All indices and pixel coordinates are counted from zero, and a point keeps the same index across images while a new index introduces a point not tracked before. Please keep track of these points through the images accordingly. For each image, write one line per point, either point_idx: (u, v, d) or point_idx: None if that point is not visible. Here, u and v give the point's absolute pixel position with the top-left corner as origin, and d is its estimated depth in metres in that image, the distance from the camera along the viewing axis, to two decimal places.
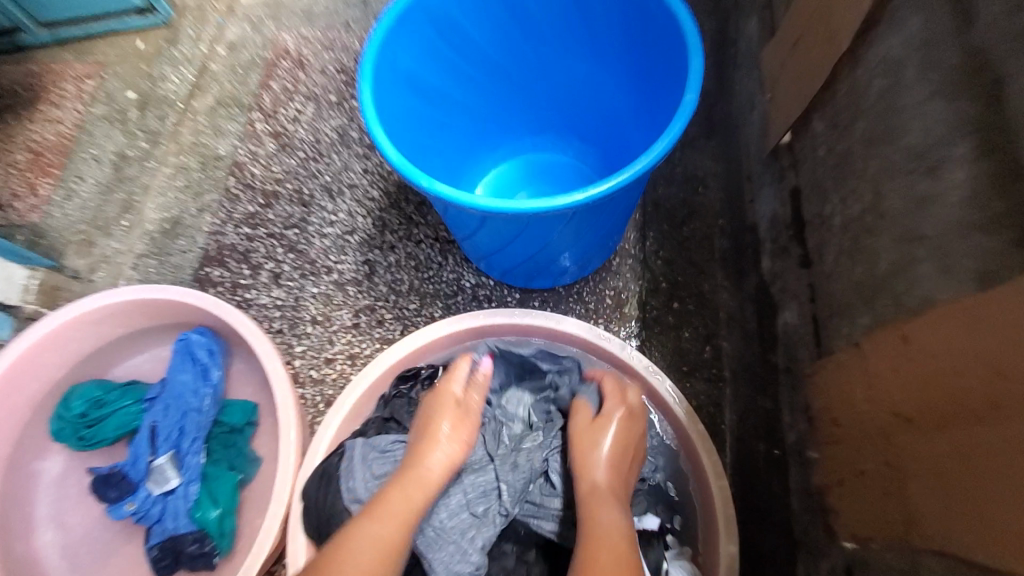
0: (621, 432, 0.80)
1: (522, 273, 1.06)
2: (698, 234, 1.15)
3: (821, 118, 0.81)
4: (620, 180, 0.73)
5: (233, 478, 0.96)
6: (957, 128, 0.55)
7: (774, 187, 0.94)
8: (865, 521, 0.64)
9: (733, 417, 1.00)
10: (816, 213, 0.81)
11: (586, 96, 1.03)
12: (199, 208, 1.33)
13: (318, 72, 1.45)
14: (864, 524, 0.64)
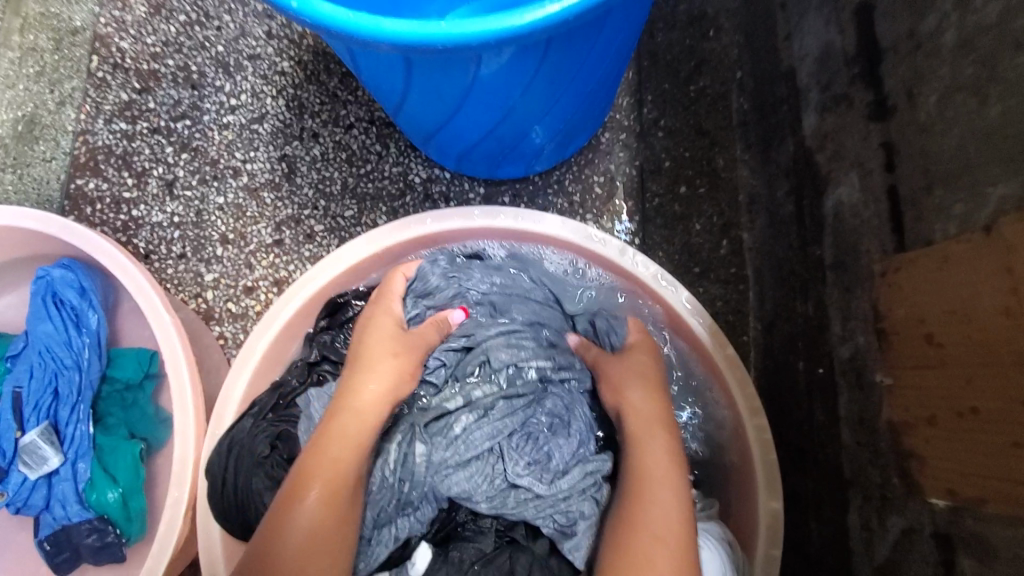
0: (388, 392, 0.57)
1: (481, 158, 0.79)
2: (711, 92, 0.88)
3: None
4: None
5: (134, 450, 0.77)
6: None
7: (826, 7, 0.67)
8: (981, 476, 0.45)
9: (759, 326, 0.80)
10: (901, 35, 0.55)
11: None
12: (57, 100, 1.00)
13: None
14: (979, 480, 0.45)
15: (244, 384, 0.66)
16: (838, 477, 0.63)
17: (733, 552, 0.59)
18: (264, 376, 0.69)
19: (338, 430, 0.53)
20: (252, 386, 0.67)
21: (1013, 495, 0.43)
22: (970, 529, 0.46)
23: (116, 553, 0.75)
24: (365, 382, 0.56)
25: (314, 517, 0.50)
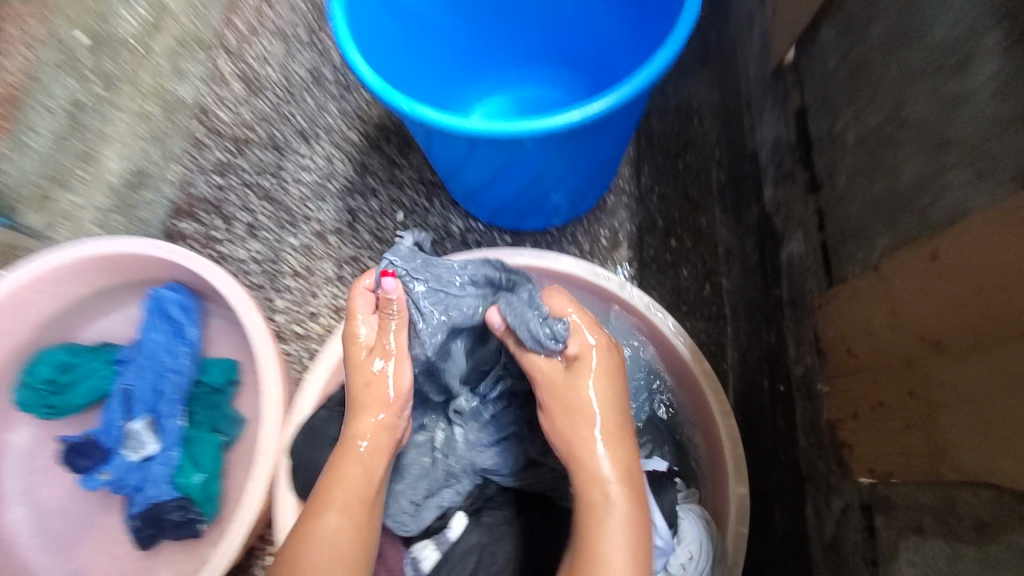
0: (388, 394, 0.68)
1: (512, 212, 0.99)
2: (696, 167, 1.09)
3: (832, 25, 0.75)
4: (614, 101, 0.66)
5: (216, 441, 0.94)
6: (996, 15, 0.50)
7: (776, 107, 0.89)
8: (887, 453, 0.60)
9: (736, 356, 0.96)
10: (824, 132, 0.75)
11: (581, 19, 0.92)
12: (165, 158, 1.23)
13: (285, 7, 1.32)
14: (885, 455, 0.60)
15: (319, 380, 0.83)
16: (797, 473, 0.78)
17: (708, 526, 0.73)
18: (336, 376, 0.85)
19: (360, 430, 0.67)
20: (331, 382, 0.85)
21: (908, 466, 0.57)
22: (879, 494, 0.61)
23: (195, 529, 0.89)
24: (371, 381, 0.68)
25: (350, 499, 0.63)
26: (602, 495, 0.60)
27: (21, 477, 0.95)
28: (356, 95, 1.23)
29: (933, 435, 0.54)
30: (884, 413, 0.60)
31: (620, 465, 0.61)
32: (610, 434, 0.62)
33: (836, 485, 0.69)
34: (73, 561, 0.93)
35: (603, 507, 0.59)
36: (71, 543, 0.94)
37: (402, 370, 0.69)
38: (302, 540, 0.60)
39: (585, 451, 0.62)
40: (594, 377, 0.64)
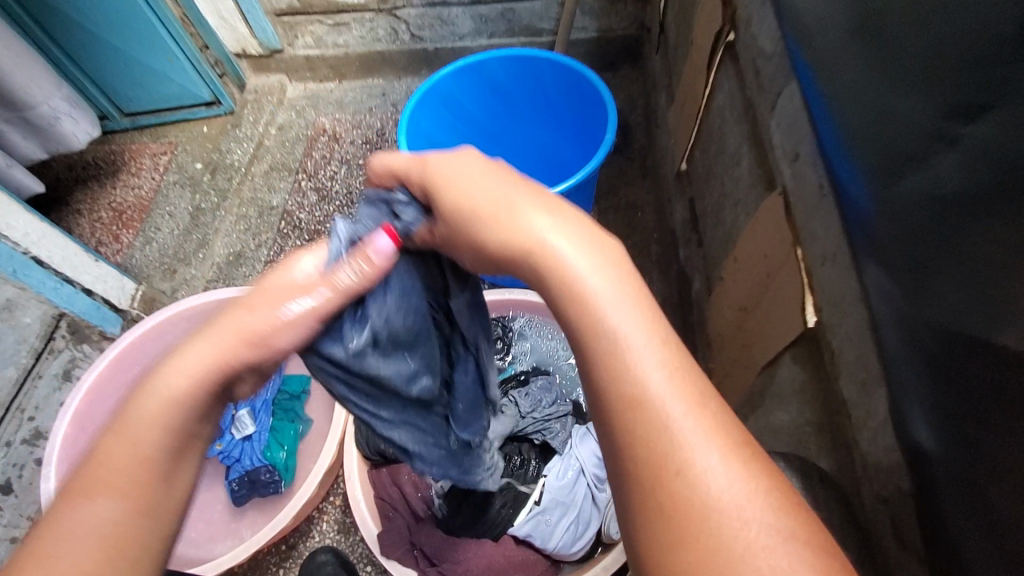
0: (219, 337, 0.59)
1: (509, 271, 1.43)
2: (639, 244, 1.55)
3: (698, 149, 1.23)
4: (568, 186, 1.12)
5: (294, 428, 1.29)
6: (743, 139, 0.95)
7: (680, 200, 1.36)
8: (737, 388, 0.96)
9: (670, 369, 1.34)
10: (701, 209, 1.21)
11: (550, 146, 1.37)
12: (257, 244, 1.71)
13: (349, 143, 1.87)
14: (736, 391, 0.97)
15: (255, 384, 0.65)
16: None
17: None
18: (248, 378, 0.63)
19: (186, 362, 0.58)
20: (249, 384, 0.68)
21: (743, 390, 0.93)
22: (734, 417, 0.97)
23: (277, 489, 1.22)
24: (288, 333, 0.61)
25: (121, 487, 0.54)
26: (586, 281, 0.51)
27: None
28: None
29: (749, 366, 0.90)
30: (735, 364, 0.97)
31: (582, 241, 0.53)
32: (528, 206, 0.56)
33: None
34: None
35: (571, 271, 0.52)
36: None
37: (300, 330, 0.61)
38: (79, 503, 0.53)
39: (522, 251, 0.55)
40: (488, 194, 0.58)
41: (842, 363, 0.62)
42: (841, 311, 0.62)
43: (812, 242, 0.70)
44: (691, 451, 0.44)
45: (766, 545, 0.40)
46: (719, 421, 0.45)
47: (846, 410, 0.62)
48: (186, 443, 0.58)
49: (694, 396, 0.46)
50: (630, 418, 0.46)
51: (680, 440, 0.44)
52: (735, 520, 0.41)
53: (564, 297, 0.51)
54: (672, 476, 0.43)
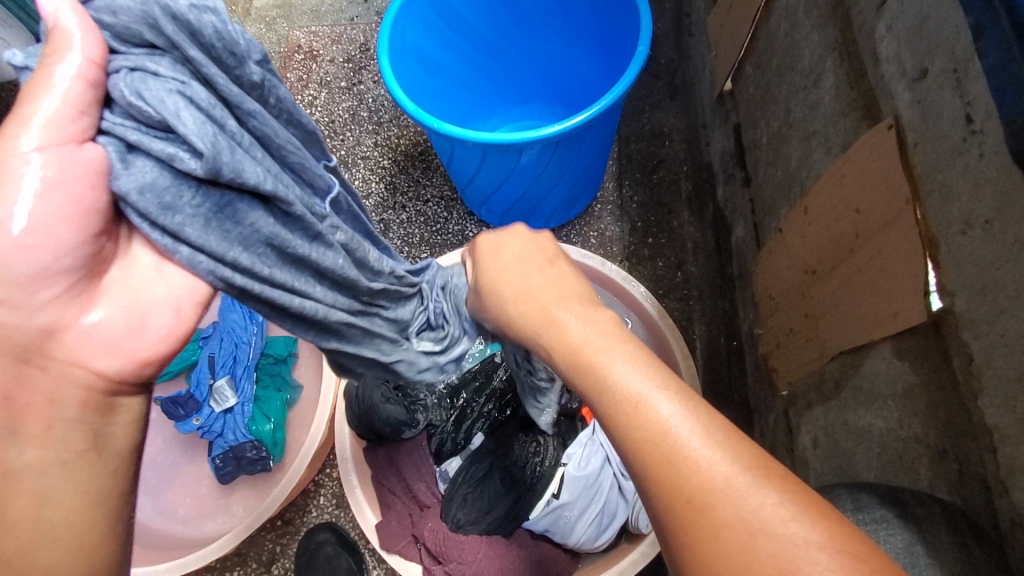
0: None
1: (517, 214, 1.23)
2: (667, 179, 1.33)
3: (750, 63, 1.00)
4: (591, 115, 0.90)
5: (281, 398, 1.15)
6: (827, 49, 0.72)
7: (721, 127, 1.14)
8: (792, 364, 0.80)
9: (702, 326, 1.18)
10: (751, 140, 1.00)
11: (567, 64, 1.13)
12: None
13: (327, 62, 1.60)
14: (792, 366, 0.81)
15: (117, 314, 0.45)
16: (748, 405, 0.99)
17: None
18: (79, 304, 0.44)
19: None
20: (98, 319, 0.45)
21: (801, 370, 0.77)
22: (789, 398, 0.82)
23: (265, 467, 1.10)
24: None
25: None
26: (587, 343, 0.47)
27: None
28: (388, 131, 1.50)
29: (813, 343, 0.74)
30: (791, 335, 0.80)
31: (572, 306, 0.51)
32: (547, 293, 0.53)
33: (770, 404, 0.90)
34: (163, 500, 1.15)
35: (586, 344, 0.47)
36: (161, 486, 1.16)
37: (50, 214, 0.40)
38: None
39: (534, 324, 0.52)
40: (517, 266, 0.58)
41: (989, 375, 0.46)
42: (997, 308, 0.45)
43: (946, 201, 0.51)
44: (714, 475, 0.38)
45: (806, 562, 0.35)
46: (737, 454, 0.39)
47: (988, 438, 0.46)
48: (7, 446, 0.43)
49: (701, 419, 0.41)
50: (650, 462, 0.40)
51: (698, 464, 0.38)
52: (781, 544, 0.35)
53: (568, 362, 0.48)
54: (682, 503, 0.38)
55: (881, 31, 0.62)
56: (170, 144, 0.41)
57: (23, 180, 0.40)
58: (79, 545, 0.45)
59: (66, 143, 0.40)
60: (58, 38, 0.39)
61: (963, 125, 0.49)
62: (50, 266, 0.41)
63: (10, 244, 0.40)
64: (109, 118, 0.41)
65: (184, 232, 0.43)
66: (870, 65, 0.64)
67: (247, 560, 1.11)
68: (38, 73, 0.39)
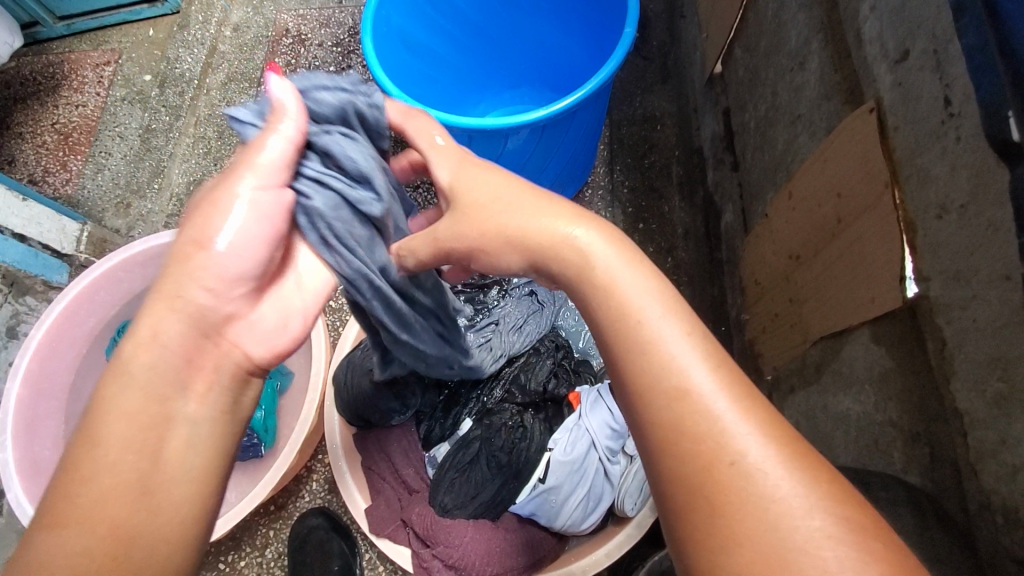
0: (196, 230, 0.49)
1: None
2: (658, 164, 1.32)
3: (739, 45, 0.98)
4: (576, 99, 0.89)
5: (271, 385, 1.17)
6: (813, 30, 0.71)
7: (711, 111, 1.13)
8: (777, 349, 0.81)
9: (691, 311, 1.18)
10: (740, 124, 0.99)
11: (556, 47, 1.11)
12: (218, 170, 1.48)
13: (316, 46, 1.58)
14: (776, 351, 0.81)
15: (274, 316, 0.54)
16: None
17: None
18: (251, 304, 0.53)
19: (158, 327, 0.47)
20: (262, 320, 0.53)
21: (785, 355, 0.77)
22: (774, 382, 0.82)
23: (257, 453, 1.11)
24: (203, 227, 0.49)
25: (99, 506, 0.42)
26: (633, 290, 0.45)
27: None
28: None
29: (796, 328, 0.74)
30: (776, 321, 0.80)
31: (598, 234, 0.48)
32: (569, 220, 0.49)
33: (756, 388, 0.91)
34: None
35: (627, 282, 0.45)
36: None
37: (254, 238, 0.50)
38: (52, 532, 0.42)
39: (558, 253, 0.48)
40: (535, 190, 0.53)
41: (961, 360, 0.46)
42: (969, 293, 0.45)
43: (923, 185, 0.50)
44: (745, 450, 0.39)
45: (814, 548, 0.36)
46: (772, 433, 0.40)
47: (959, 422, 0.46)
48: (175, 394, 0.47)
49: (743, 396, 0.41)
50: (665, 416, 0.41)
51: (731, 434, 0.40)
52: (789, 521, 0.37)
53: (609, 304, 0.46)
54: (724, 465, 0.39)
55: (865, 12, 0.61)
56: (359, 190, 0.56)
57: (237, 208, 0.50)
58: (200, 497, 0.46)
59: (272, 189, 0.51)
60: (280, 110, 0.50)
61: (941, 108, 0.49)
62: (241, 275, 0.50)
63: (220, 253, 0.49)
64: (310, 166, 0.53)
65: (337, 256, 0.56)
66: (854, 47, 0.63)
67: (241, 545, 1.12)
68: (263, 133, 0.50)
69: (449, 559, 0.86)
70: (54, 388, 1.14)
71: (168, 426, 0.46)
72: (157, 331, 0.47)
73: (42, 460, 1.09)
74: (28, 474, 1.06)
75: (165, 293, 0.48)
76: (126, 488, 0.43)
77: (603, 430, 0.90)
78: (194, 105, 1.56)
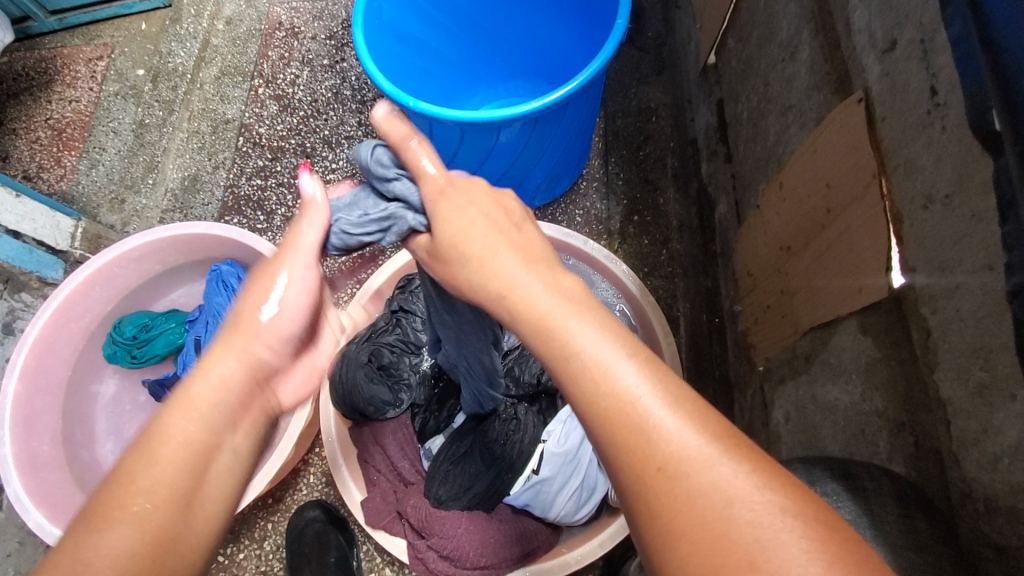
0: (254, 299, 0.53)
1: None
2: (653, 155, 1.32)
3: (733, 35, 0.98)
4: (568, 91, 0.89)
5: None
6: (804, 20, 0.71)
7: (705, 102, 1.12)
8: (768, 339, 0.81)
9: (685, 303, 1.18)
10: (733, 115, 0.98)
11: (549, 38, 1.10)
12: (213, 165, 1.48)
13: (309, 38, 1.57)
14: (768, 342, 0.81)
15: (297, 386, 0.58)
16: (729, 382, 1.00)
17: None
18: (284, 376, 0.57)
19: (210, 373, 0.49)
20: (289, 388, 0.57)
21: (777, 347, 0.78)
22: (765, 373, 0.82)
23: None
24: (258, 296, 0.53)
25: (143, 509, 0.43)
26: (565, 317, 0.43)
27: (111, 418, 1.23)
28: (371, 109, 1.48)
29: (787, 319, 0.74)
30: (768, 312, 0.80)
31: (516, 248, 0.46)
32: (498, 240, 0.47)
33: (748, 379, 0.91)
34: None
35: (560, 314, 0.43)
36: None
37: (298, 304, 0.55)
38: (96, 530, 0.42)
39: (484, 285, 0.46)
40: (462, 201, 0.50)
41: (945, 350, 0.46)
42: (953, 283, 0.45)
43: (909, 176, 0.50)
44: (682, 453, 0.38)
45: (782, 542, 0.35)
46: (710, 429, 0.39)
47: (943, 411, 0.46)
48: (227, 426, 0.49)
49: (679, 396, 0.40)
50: (614, 437, 0.40)
51: (670, 444, 0.38)
52: (741, 525, 0.35)
53: (535, 331, 0.43)
54: (654, 472, 0.38)
55: (854, 1, 0.60)
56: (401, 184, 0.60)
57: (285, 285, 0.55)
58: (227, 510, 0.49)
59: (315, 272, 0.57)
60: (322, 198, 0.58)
61: (927, 98, 0.48)
62: (290, 339, 0.55)
63: (273, 319, 0.53)
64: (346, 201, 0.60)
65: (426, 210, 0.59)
66: (843, 37, 0.62)
67: (240, 538, 1.13)
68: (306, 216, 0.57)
69: (443, 551, 0.87)
70: (50, 383, 1.15)
71: (215, 453, 0.47)
72: (213, 382, 0.49)
73: (40, 455, 1.09)
74: (26, 468, 1.05)
75: (219, 352, 0.50)
76: (172, 498, 0.44)
77: None
78: (187, 99, 1.56)
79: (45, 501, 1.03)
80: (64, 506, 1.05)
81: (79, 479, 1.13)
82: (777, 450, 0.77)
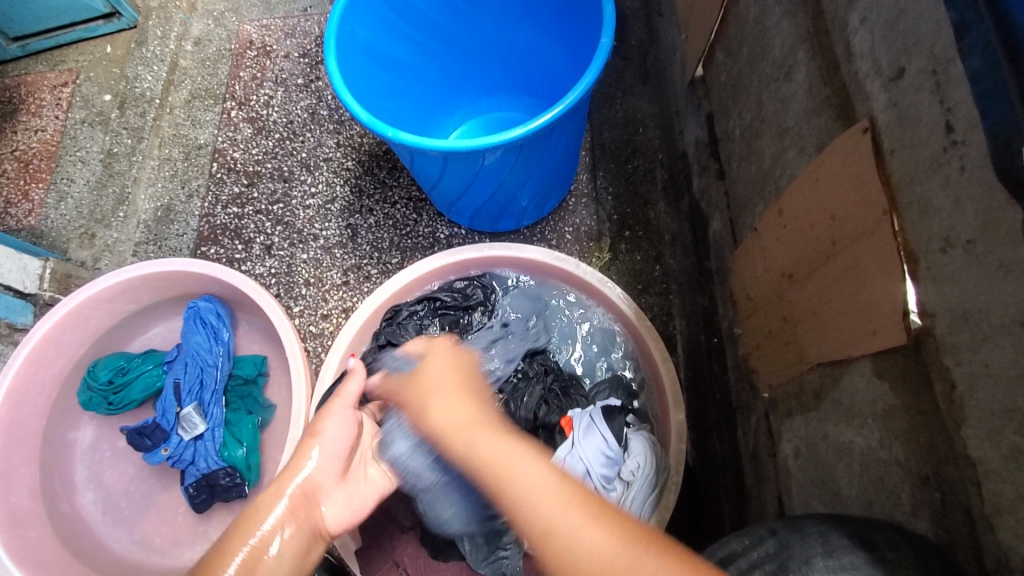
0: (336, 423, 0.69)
1: (487, 215, 1.17)
2: (641, 168, 1.28)
3: (721, 48, 0.95)
4: (553, 116, 0.85)
5: (253, 420, 1.12)
6: (798, 39, 0.68)
7: (694, 116, 1.09)
8: (772, 368, 0.78)
9: (681, 321, 1.15)
10: (724, 131, 0.95)
11: (531, 54, 1.06)
12: (187, 194, 1.42)
13: (282, 57, 1.52)
14: (771, 370, 0.78)
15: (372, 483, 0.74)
16: (730, 404, 0.97)
17: (654, 446, 0.90)
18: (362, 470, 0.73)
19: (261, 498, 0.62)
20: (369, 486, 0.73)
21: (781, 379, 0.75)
22: (770, 402, 0.79)
23: (241, 493, 1.07)
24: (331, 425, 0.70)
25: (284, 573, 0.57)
26: (486, 448, 0.55)
27: (91, 465, 1.16)
28: (350, 130, 1.43)
29: (792, 351, 0.71)
30: (770, 338, 0.77)
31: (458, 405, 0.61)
32: (449, 393, 0.63)
33: (751, 404, 0.88)
34: (139, 530, 1.12)
35: (481, 441, 0.56)
36: (137, 514, 1.13)
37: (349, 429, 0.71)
38: None
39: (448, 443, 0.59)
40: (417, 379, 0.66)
41: (973, 406, 0.43)
42: (980, 336, 0.42)
43: (924, 216, 0.47)
44: (592, 555, 0.47)
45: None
46: (617, 538, 0.48)
47: (972, 470, 0.44)
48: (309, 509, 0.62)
49: (592, 510, 0.49)
50: (545, 545, 0.49)
51: (582, 539, 0.48)
52: None
53: (479, 469, 0.54)
54: (554, 536, 0.48)
55: (854, 23, 0.57)
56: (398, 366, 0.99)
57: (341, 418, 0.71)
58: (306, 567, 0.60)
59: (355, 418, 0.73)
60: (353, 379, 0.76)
61: (942, 134, 0.46)
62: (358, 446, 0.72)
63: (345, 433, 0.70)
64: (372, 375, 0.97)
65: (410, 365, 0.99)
66: (843, 60, 0.59)
67: None
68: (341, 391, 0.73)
69: None
70: (24, 436, 1.08)
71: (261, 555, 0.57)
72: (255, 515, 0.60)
73: (18, 511, 1.03)
74: (4, 527, 1.00)
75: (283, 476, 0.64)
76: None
77: (597, 458, 0.88)
78: (159, 125, 1.50)
79: (27, 562, 0.98)
80: (46, 565, 1.00)
81: (62, 532, 1.07)
82: (787, 484, 0.75)
